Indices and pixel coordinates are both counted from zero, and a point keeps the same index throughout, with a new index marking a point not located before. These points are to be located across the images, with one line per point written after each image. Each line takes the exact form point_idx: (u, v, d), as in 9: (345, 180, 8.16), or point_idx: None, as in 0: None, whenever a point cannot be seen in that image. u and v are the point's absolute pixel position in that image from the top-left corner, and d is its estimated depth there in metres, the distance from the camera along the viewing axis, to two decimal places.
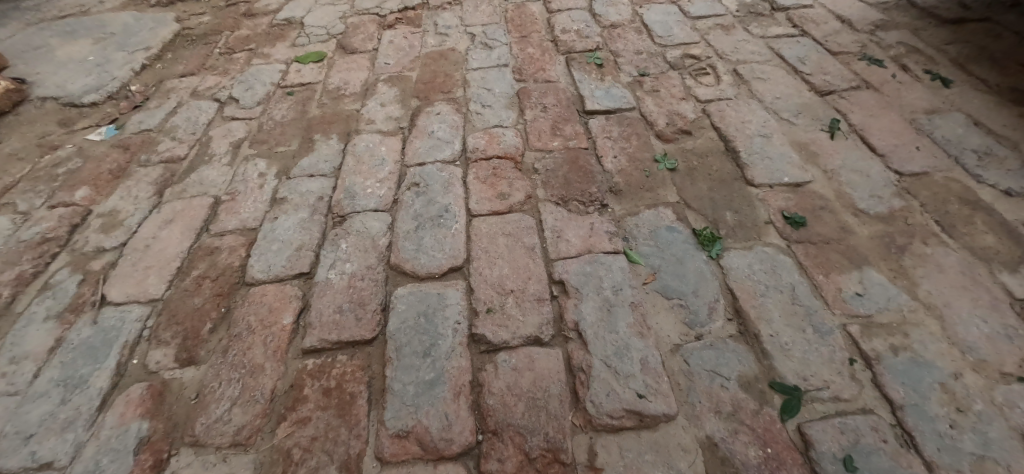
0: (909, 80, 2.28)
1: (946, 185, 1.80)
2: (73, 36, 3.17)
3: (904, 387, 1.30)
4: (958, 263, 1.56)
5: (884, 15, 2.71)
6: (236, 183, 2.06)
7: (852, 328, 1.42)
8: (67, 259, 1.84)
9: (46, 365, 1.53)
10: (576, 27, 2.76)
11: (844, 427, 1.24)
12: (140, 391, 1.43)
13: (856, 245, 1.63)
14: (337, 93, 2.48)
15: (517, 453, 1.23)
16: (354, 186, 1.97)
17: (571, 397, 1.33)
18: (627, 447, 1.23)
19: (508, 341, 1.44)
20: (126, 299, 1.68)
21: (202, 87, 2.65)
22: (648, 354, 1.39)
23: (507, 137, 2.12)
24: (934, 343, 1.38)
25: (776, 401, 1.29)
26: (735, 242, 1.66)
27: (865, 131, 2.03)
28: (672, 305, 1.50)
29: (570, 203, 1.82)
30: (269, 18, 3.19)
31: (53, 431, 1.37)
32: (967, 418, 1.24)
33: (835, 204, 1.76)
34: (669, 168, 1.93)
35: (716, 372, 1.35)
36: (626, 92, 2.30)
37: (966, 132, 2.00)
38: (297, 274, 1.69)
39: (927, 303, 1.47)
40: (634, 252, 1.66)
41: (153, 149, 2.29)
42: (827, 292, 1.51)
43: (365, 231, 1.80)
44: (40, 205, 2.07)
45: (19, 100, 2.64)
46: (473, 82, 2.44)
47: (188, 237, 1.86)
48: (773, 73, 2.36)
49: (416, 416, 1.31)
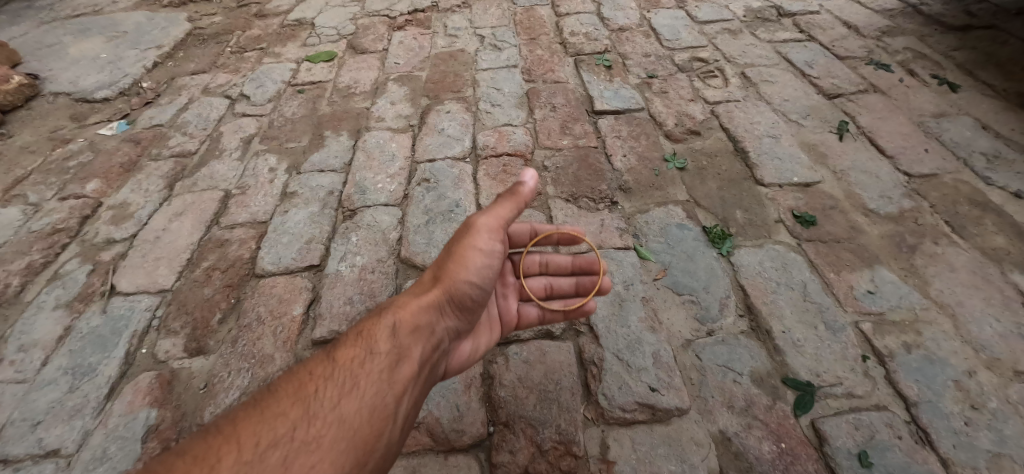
0: (916, 84, 2.30)
1: (955, 186, 1.81)
2: (86, 34, 3.20)
3: (918, 384, 1.29)
4: (969, 263, 1.56)
5: (890, 22, 2.74)
6: (246, 177, 2.07)
7: (864, 326, 1.42)
8: (77, 250, 1.84)
9: (55, 354, 1.53)
10: (584, 30, 2.79)
11: (859, 423, 1.23)
12: (149, 380, 1.43)
13: (866, 244, 1.63)
14: (348, 91, 2.50)
15: (529, 445, 1.22)
16: (365, 181, 1.98)
17: (583, 390, 1.32)
18: (640, 441, 1.22)
19: (519, 334, 1.45)
20: (136, 289, 1.68)
21: (214, 84, 2.67)
22: (659, 348, 1.39)
23: (517, 135, 2.13)
24: (947, 341, 1.37)
25: (790, 396, 1.28)
26: (745, 240, 1.67)
27: (873, 133, 2.04)
28: (683, 300, 1.50)
29: (580, 200, 1.83)
30: (280, 19, 3.23)
31: (61, 419, 1.37)
32: (982, 415, 1.23)
33: (845, 204, 1.77)
34: (678, 167, 1.94)
35: (728, 367, 1.34)
36: (634, 93, 2.32)
37: (974, 135, 2.01)
38: (308, 267, 1.69)
39: (938, 301, 1.47)
40: (644, 248, 1.66)
41: (163, 144, 2.30)
42: (838, 290, 1.51)
43: (376, 225, 1.80)
44: (51, 197, 2.08)
45: (32, 95, 2.68)
46: (483, 82, 2.46)
47: (198, 230, 1.86)
48: (781, 76, 2.38)
49: (426, 407, 1.30)
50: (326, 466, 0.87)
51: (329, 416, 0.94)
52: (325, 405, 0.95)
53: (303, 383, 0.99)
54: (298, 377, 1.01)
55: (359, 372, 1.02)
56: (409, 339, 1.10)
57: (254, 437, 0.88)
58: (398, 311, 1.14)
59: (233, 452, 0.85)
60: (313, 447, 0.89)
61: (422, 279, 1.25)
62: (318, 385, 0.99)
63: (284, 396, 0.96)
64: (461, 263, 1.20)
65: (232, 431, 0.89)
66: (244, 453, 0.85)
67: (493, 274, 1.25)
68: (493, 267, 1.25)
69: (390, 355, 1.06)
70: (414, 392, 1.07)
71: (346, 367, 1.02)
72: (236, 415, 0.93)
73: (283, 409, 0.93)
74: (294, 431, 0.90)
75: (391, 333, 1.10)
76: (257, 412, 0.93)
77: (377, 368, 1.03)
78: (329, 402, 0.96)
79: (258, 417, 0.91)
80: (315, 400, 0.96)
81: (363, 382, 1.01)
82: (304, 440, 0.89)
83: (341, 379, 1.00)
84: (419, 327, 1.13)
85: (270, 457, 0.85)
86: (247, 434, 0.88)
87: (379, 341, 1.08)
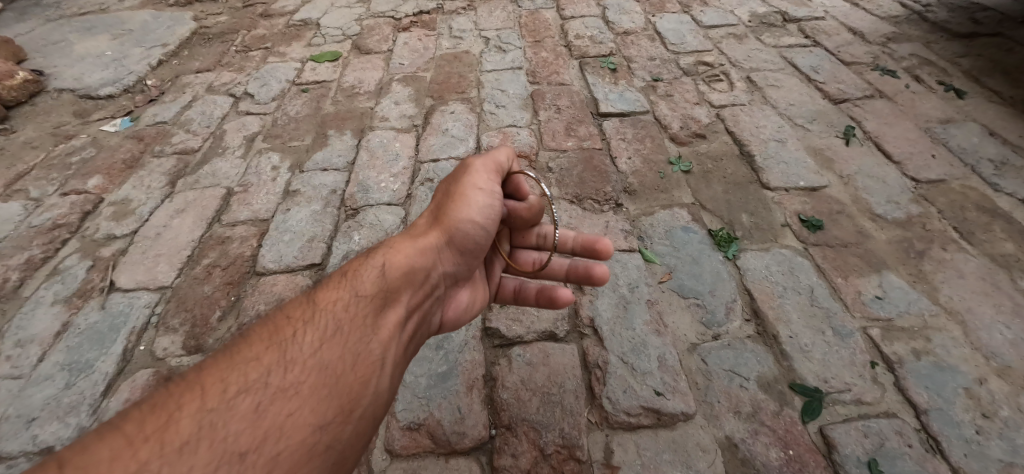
0: (923, 91, 2.28)
1: (963, 193, 1.79)
2: (92, 32, 3.21)
3: (927, 392, 1.27)
4: (978, 270, 1.54)
5: (895, 28, 2.74)
6: (249, 175, 2.06)
7: (873, 331, 1.40)
8: (78, 245, 1.83)
9: (52, 349, 1.51)
10: (589, 34, 2.79)
11: (868, 430, 1.21)
12: (146, 377, 1.41)
13: (874, 249, 1.61)
14: (352, 91, 2.49)
15: (531, 449, 1.20)
16: (367, 181, 1.96)
17: (586, 394, 1.30)
18: (645, 446, 1.20)
19: (522, 336, 1.43)
20: (136, 286, 1.66)
21: (218, 83, 2.67)
22: (665, 352, 1.36)
23: (521, 136, 2.12)
24: (957, 348, 1.35)
25: (797, 402, 1.26)
26: (751, 244, 1.65)
27: (879, 139, 2.03)
28: (689, 304, 1.48)
29: (584, 202, 1.82)
30: (285, 19, 3.23)
31: (56, 416, 1.35)
32: (993, 424, 1.20)
33: (852, 209, 1.75)
34: (683, 170, 1.93)
35: (734, 372, 1.32)
36: (639, 96, 2.31)
37: (981, 141, 2.00)
38: (309, 265, 1.67)
39: (948, 308, 1.44)
40: (649, 251, 1.64)
41: (167, 141, 2.29)
42: (846, 294, 1.49)
43: (379, 224, 1.79)
44: (53, 192, 2.07)
45: (36, 91, 2.68)
46: (488, 83, 2.45)
47: (199, 227, 1.85)
48: (787, 80, 2.37)
49: (427, 408, 1.28)
50: (303, 413, 0.84)
51: (307, 361, 0.90)
52: (306, 349, 0.92)
53: (279, 328, 0.96)
54: (275, 322, 0.97)
55: (341, 318, 0.99)
56: (393, 287, 1.06)
57: (222, 383, 0.83)
58: (386, 255, 1.11)
59: (197, 399, 0.80)
60: (291, 393, 0.85)
61: (415, 224, 1.22)
62: (296, 330, 0.95)
63: (260, 341, 0.93)
64: (457, 204, 1.17)
65: (199, 379, 0.84)
66: (210, 400, 0.81)
67: (492, 219, 1.20)
68: (493, 209, 1.20)
69: (376, 299, 1.04)
70: (400, 339, 1.04)
71: (332, 310, 1.00)
72: (209, 361, 0.89)
73: (257, 354, 0.90)
74: (269, 377, 0.86)
75: (374, 277, 1.07)
76: (227, 358, 0.89)
77: (359, 313, 1.00)
78: (308, 347, 0.92)
79: (228, 363, 0.87)
80: (292, 345, 0.92)
81: (345, 327, 0.97)
82: (280, 386, 0.86)
83: (322, 324, 0.97)
84: (407, 272, 1.09)
85: (242, 404, 0.81)
86: (215, 380, 0.84)
87: (363, 284, 1.05)
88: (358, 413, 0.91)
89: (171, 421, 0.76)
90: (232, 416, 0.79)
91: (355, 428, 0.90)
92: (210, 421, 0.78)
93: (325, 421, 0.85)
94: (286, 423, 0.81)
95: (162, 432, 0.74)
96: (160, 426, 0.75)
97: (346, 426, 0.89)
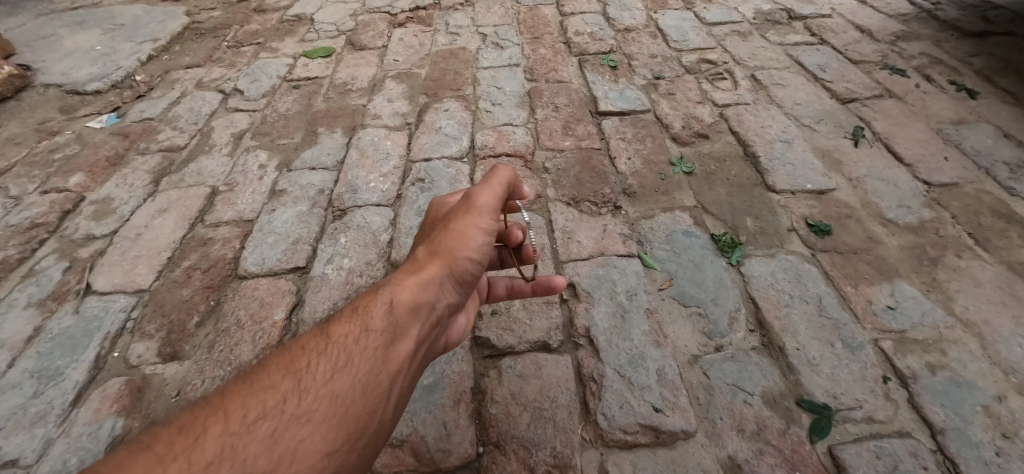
0: (934, 90, 2.20)
1: (978, 197, 1.71)
2: (82, 26, 3.14)
3: (944, 409, 1.19)
4: (995, 278, 1.46)
5: (905, 26, 2.65)
6: (235, 174, 1.99)
7: (885, 344, 1.32)
8: (55, 246, 1.76)
9: (22, 354, 1.44)
10: (589, 30, 2.71)
11: (880, 451, 1.13)
12: (118, 386, 1.34)
13: (885, 256, 1.53)
14: (344, 88, 2.42)
15: (521, 468, 1.13)
16: (356, 180, 1.89)
17: (580, 409, 1.22)
18: (641, 466, 1.12)
19: (513, 346, 1.35)
20: (113, 288, 1.59)
21: (208, 79, 2.59)
22: (665, 364, 1.29)
23: (517, 135, 2.05)
24: (974, 362, 1.27)
25: (805, 420, 1.18)
26: (757, 249, 1.57)
27: (889, 140, 1.95)
28: (690, 313, 1.41)
29: (581, 204, 1.75)
30: (279, 15, 3.16)
31: (22, 426, 1.28)
32: (1015, 445, 1.12)
33: (862, 213, 1.67)
34: (685, 171, 1.85)
35: (738, 387, 1.24)
36: (640, 94, 2.23)
37: (996, 143, 1.91)
38: (293, 269, 1.60)
39: (964, 319, 1.37)
40: (649, 256, 1.56)
41: (152, 138, 2.22)
42: (856, 304, 1.41)
43: (366, 226, 1.72)
44: (33, 190, 2.00)
45: (22, 86, 2.61)
46: (484, 80, 2.38)
47: (182, 227, 1.78)
48: (793, 79, 2.29)
49: (411, 424, 1.21)
50: (314, 440, 0.77)
51: (321, 390, 0.83)
52: (318, 379, 0.85)
53: (295, 356, 0.89)
54: (290, 350, 0.90)
55: (352, 346, 0.90)
56: (405, 317, 0.96)
57: (243, 407, 0.79)
58: (397, 285, 1.01)
59: (220, 421, 0.77)
60: (304, 420, 0.79)
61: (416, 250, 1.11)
62: (310, 359, 0.88)
63: (276, 368, 0.87)
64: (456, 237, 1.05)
65: (220, 400, 0.81)
66: (232, 422, 0.77)
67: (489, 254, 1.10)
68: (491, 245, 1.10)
69: (387, 331, 0.94)
70: (410, 369, 0.95)
71: (343, 343, 0.91)
72: (229, 386, 0.84)
73: (273, 382, 0.84)
74: (284, 403, 0.80)
75: (385, 307, 0.97)
76: (246, 383, 0.84)
77: (370, 343, 0.91)
78: (321, 375, 0.85)
79: (248, 388, 0.82)
80: (307, 374, 0.85)
81: (356, 357, 0.89)
82: (295, 413, 0.80)
83: (333, 353, 0.89)
84: (417, 303, 0.99)
85: (258, 429, 0.76)
86: (236, 403, 0.80)
87: (375, 315, 0.95)
88: (365, 441, 0.84)
89: (198, 439, 0.74)
90: (251, 439, 0.75)
91: (361, 456, 0.84)
92: (230, 444, 0.74)
93: (333, 447, 0.79)
94: (298, 450, 0.75)
95: (188, 451, 0.72)
96: (187, 446, 0.73)
97: (352, 454, 0.81)
